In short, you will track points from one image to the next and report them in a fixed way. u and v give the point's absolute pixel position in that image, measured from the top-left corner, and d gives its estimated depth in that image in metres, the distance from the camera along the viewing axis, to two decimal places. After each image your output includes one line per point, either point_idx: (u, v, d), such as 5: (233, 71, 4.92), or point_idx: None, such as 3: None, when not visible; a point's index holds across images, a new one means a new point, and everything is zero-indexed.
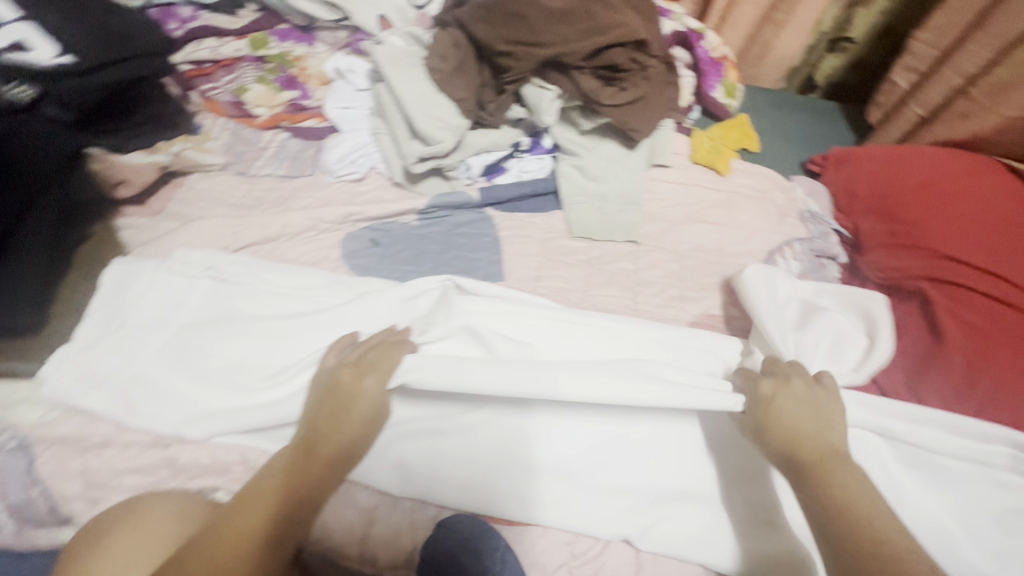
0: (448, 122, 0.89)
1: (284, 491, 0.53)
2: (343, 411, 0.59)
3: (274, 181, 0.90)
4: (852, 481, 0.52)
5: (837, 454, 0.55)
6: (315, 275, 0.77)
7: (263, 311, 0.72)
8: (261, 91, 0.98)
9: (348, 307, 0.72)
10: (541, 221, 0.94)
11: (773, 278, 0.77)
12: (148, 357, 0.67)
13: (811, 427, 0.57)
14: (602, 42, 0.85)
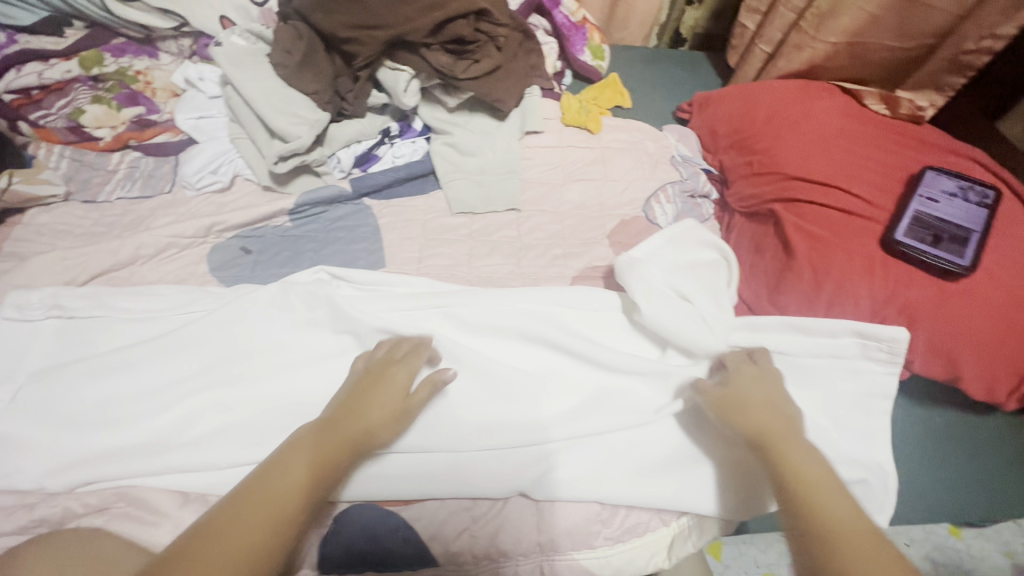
0: (305, 117, 0.87)
1: (312, 465, 0.54)
2: (374, 394, 0.61)
3: (127, 204, 0.85)
4: (798, 453, 0.55)
5: (793, 430, 0.58)
6: (178, 293, 0.73)
7: (123, 340, 0.68)
8: (100, 111, 0.92)
9: (215, 317, 0.69)
10: (421, 203, 0.94)
11: (641, 269, 0.72)
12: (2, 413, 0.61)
13: (772, 407, 0.60)
14: (441, 16, 0.85)
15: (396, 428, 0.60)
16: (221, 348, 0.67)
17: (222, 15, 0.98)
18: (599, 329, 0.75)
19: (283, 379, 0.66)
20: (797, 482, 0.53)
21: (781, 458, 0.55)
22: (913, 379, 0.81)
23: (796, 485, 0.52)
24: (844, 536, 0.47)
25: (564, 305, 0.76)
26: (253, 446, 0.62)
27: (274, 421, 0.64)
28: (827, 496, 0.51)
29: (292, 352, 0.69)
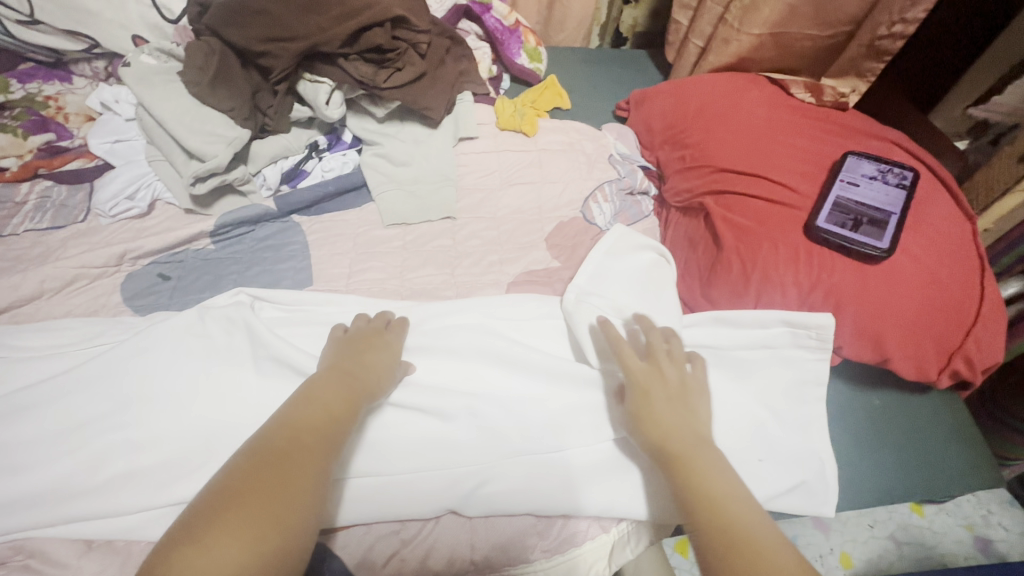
0: (221, 135, 0.84)
1: (342, 400, 0.55)
2: (375, 351, 0.64)
3: (35, 236, 0.81)
4: (712, 475, 0.51)
5: (706, 451, 0.53)
6: (86, 327, 0.69)
7: (18, 382, 0.63)
8: (5, 140, 0.87)
9: (122, 350, 0.65)
10: (353, 216, 0.91)
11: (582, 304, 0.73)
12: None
13: (688, 426, 0.55)
14: (355, 26, 0.83)
15: (395, 380, 0.64)
16: (129, 385, 0.63)
17: (134, 34, 0.94)
18: (535, 337, 0.74)
19: (197, 412, 0.62)
20: (709, 507, 0.48)
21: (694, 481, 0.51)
22: (850, 363, 0.82)
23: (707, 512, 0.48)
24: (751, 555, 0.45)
25: (498, 318, 0.75)
26: (162, 486, 0.58)
27: (183, 457, 0.60)
28: (737, 516, 0.48)
29: (210, 385, 0.64)
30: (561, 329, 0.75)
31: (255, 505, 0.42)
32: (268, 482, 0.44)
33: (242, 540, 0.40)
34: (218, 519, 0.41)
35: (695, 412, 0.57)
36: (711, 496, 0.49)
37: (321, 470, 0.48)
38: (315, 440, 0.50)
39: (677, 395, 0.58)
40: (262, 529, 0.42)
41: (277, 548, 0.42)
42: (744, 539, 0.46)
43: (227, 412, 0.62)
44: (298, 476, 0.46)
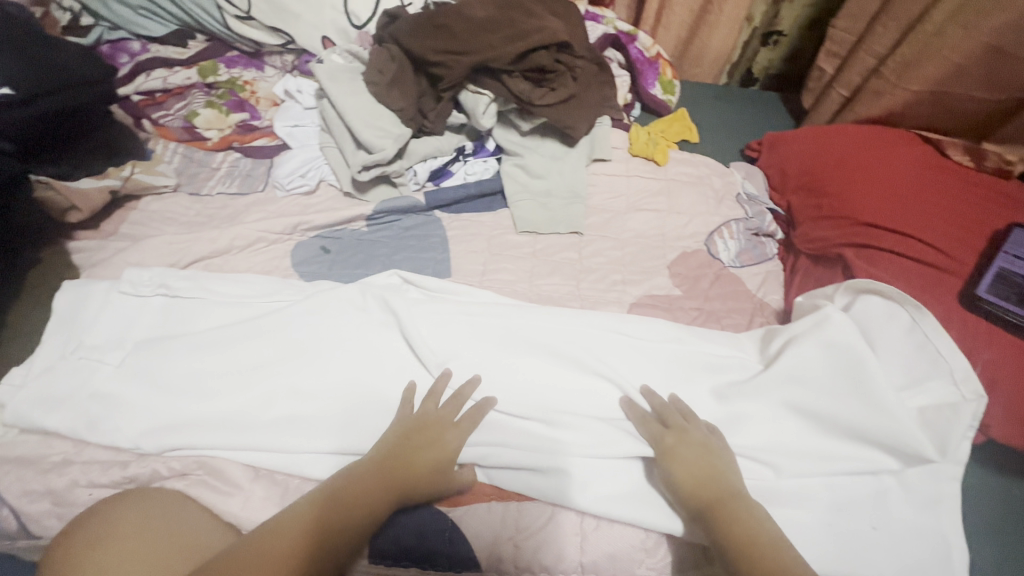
0: (390, 131, 0.94)
1: (354, 505, 0.57)
2: (427, 449, 0.63)
3: (226, 199, 0.93)
4: (745, 518, 0.58)
5: (736, 491, 0.60)
6: (264, 282, 0.77)
7: (213, 322, 0.72)
8: (211, 115, 1.01)
9: (298, 308, 0.73)
10: (488, 219, 0.98)
11: (759, 388, 0.71)
12: (105, 376, 0.65)
13: (704, 468, 0.62)
14: (524, 46, 0.90)
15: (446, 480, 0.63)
16: (293, 338, 0.71)
17: (324, 36, 1.07)
18: (657, 360, 0.75)
19: (346, 372, 0.69)
20: (746, 545, 0.56)
21: (728, 527, 0.57)
22: (985, 444, 0.77)
23: (744, 555, 0.55)
24: None
25: (623, 334, 0.77)
26: (323, 432, 0.65)
27: (342, 409, 0.67)
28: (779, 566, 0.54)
29: (362, 349, 0.71)
30: (680, 358, 0.76)
31: None
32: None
33: None
34: None
35: (725, 465, 0.63)
36: (743, 528, 0.57)
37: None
38: (288, 557, 0.52)
39: (699, 446, 0.64)
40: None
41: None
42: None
43: (372, 379, 0.69)
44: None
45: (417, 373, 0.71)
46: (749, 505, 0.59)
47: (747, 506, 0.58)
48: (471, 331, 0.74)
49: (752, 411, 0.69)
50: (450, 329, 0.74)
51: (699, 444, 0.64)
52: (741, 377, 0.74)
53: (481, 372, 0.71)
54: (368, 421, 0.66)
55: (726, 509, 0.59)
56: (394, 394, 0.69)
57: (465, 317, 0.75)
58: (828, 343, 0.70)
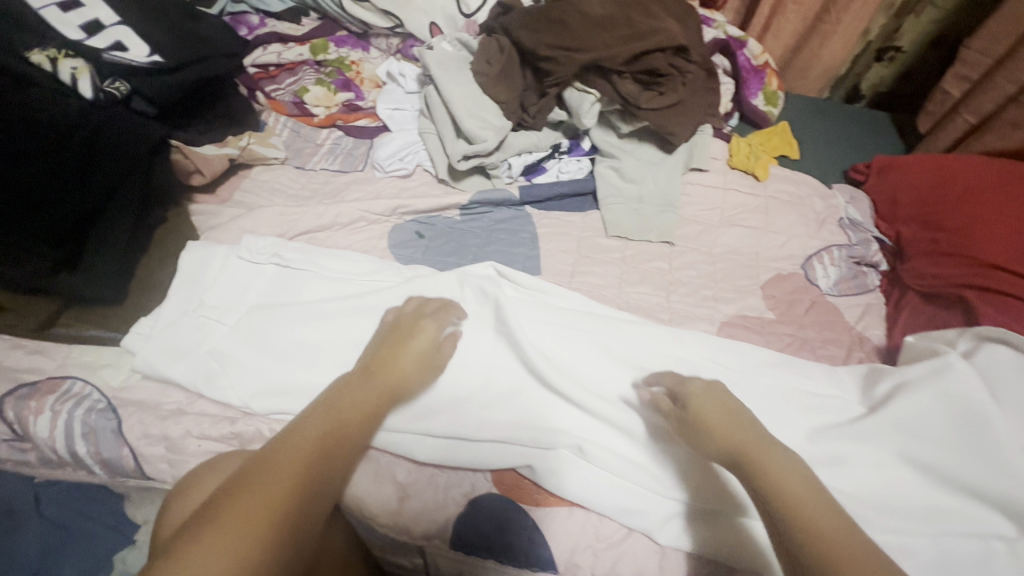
0: (492, 123, 0.95)
1: (357, 411, 0.56)
2: (409, 341, 0.65)
3: (328, 175, 0.96)
4: (778, 462, 0.52)
5: (767, 438, 0.55)
6: (366, 261, 0.80)
7: (319, 294, 0.75)
8: (320, 92, 1.05)
9: (400, 291, 0.75)
10: (579, 220, 0.97)
11: (865, 434, 0.68)
12: (223, 336, 0.69)
13: (722, 411, 0.58)
14: (640, 47, 0.88)
15: (427, 375, 0.65)
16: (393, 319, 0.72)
17: (432, 21, 1.08)
18: (750, 392, 0.74)
19: (446, 362, 0.71)
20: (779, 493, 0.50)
21: (758, 473, 0.52)
22: None
23: (782, 507, 0.49)
24: (828, 534, 0.46)
25: (714, 364, 0.77)
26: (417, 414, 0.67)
27: (437, 395, 0.68)
28: (816, 515, 0.47)
29: (461, 341, 0.72)
30: (776, 392, 0.74)
31: (237, 528, 0.42)
32: (241, 506, 0.43)
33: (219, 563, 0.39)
34: (194, 540, 0.40)
35: (741, 409, 0.59)
36: (776, 476, 0.50)
37: (301, 487, 0.47)
38: (303, 466, 0.48)
39: (719, 395, 0.61)
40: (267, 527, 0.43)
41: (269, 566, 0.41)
42: (812, 520, 0.47)
43: (467, 372, 0.70)
44: (284, 503, 0.45)
45: (507, 368, 0.71)
46: (782, 453, 0.53)
47: (779, 448, 0.53)
48: (565, 337, 0.75)
49: (855, 452, 0.67)
50: (547, 332, 0.75)
51: (704, 391, 0.61)
52: (839, 419, 0.71)
53: (570, 376, 0.71)
54: (464, 410, 0.68)
55: (755, 458, 0.53)
56: (490, 389, 0.70)
57: (561, 322, 0.76)
58: (946, 394, 0.67)
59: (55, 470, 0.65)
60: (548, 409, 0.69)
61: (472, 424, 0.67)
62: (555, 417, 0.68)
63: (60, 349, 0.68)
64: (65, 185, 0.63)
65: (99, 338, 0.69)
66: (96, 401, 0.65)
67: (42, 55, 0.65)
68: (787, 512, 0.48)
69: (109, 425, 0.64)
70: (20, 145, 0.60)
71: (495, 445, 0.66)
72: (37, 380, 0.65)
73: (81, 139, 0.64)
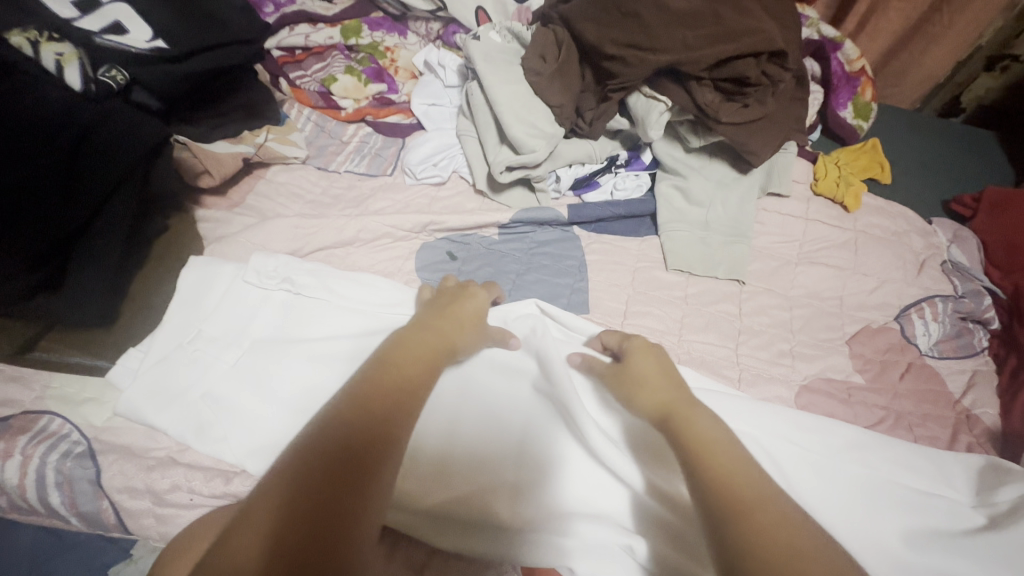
0: (543, 130, 0.82)
1: (421, 361, 0.52)
2: (460, 304, 0.62)
3: (353, 179, 0.85)
4: (702, 424, 0.49)
5: (694, 402, 0.53)
6: (391, 290, 0.67)
7: (334, 330, 0.64)
8: (349, 82, 0.94)
9: None
10: (634, 246, 0.84)
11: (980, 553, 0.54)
12: (220, 375, 0.60)
13: (658, 381, 0.56)
14: (729, 51, 0.74)
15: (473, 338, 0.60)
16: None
17: (479, 7, 0.96)
18: (839, 475, 0.61)
19: (474, 420, 0.60)
20: (698, 448, 0.47)
21: (680, 431, 0.50)
22: None
23: (694, 457, 0.47)
24: (747, 499, 0.43)
25: (793, 443, 0.64)
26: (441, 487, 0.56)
27: (458, 463, 0.57)
28: (726, 465, 0.45)
29: (494, 393, 0.62)
30: (860, 485, 0.61)
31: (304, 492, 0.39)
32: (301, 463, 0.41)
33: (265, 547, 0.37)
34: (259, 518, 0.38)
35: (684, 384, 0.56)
36: (688, 433, 0.49)
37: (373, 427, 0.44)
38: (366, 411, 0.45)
39: (658, 356, 0.59)
40: (283, 526, 0.38)
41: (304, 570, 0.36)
42: (725, 473, 0.45)
43: (495, 435, 0.59)
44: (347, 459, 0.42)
45: (542, 428, 0.60)
46: (711, 418, 0.51)
47: (708, 413, 0.51)
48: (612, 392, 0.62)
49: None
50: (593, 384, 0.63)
51: (642, 350, 0.60)
52: (952, 527, 0.57)
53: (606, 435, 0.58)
54: (491, 482, 0.56)
55: (682, 421, 0.51)
56: (519, 456, 0.58)
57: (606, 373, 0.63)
58: None
59: (29, 516, 0.57)
60: (586, 487, 0.57)
61: (500, 504, 0.55)
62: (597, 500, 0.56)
63: (40, 377, 0.60)
64: (46, 196, 0.54)
65: (87, 368, 0.61)
66: (75, 444, 0.56)
67: (22, 36, 0.56)
68: (699, 461, 0.46)
69: (86, 474, 0.55)
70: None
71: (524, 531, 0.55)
72: (10, 416, 0.57)
73: (65, 140, 0.55)
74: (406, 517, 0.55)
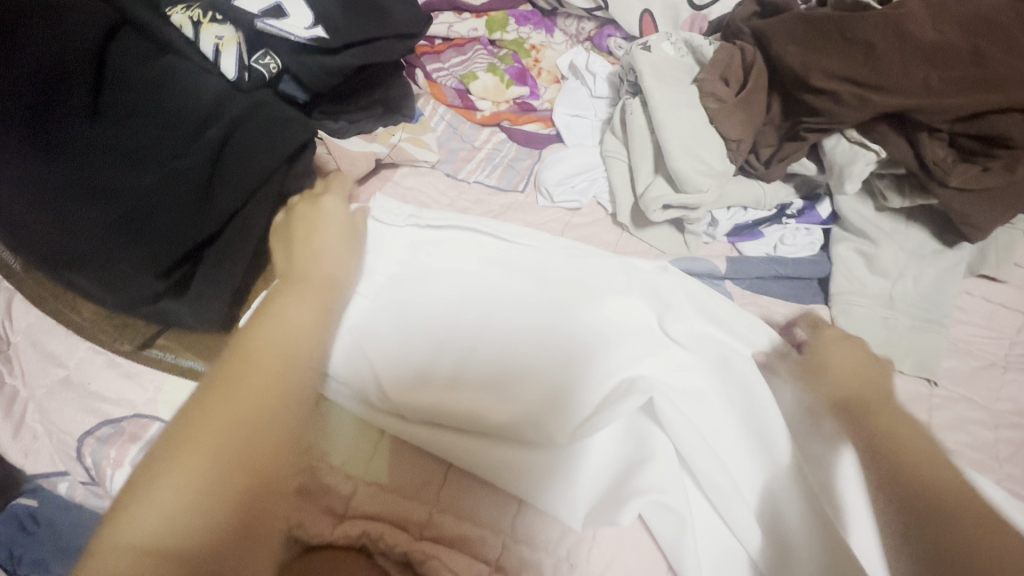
0: (712, 166, 0.70)
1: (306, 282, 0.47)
2: (318, 226, 0.52)
3: (482, 192, 0.76)
4: (896, 422, 0.49)
5: (885, 395, 0.53)
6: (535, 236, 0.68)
7: (459, 270, 0.65)
8: (490, 81, 0.85)
9: (556, 275, 0.65)
10: (798, 316, 0.71)
11: None
12: (362, 311, 0.61)
13: (853, 378, 0.54)
14: (986, 100, 0.60)
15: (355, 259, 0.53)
16: (515, 298, 0.63)
17: (645, 10, 0.85)
18: None
19: (545, 361, 0.59)
20: (897, 449, 0.47)
21: (882, 424, 0.49)
22: None
23: (892, 459, 0.46)
24: (942, 492, 0.43)
25: None
26: (526, 420, 0.55)
27: (547, 401, 0.56)
28: (912, 447, 0.47)
29: (581, 322, 0.62)
30: None
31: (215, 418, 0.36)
32: (219, 401, 0.36)
33: (177, 497, 0.33)
34: (175, 450, 0.35)
35: (876, 370, 0.55)
36: (896, 426, 0.49)
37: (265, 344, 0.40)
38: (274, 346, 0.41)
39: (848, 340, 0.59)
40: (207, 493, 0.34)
41: (249, 479, 0.35)
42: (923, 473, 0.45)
43: (568, 377, 0.58)
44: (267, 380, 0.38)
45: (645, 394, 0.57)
46: (903, 414, 0.50)
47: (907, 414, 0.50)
48: (702, 341, 0.61)
49: None
50: (676, 330, 0.62)
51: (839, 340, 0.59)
52: None
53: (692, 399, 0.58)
54: (566, 419, 0.55)
55: (876, 415, 0.50)
56: (602, 388, 0.57)
57: (686, 322, 0.62)
58: None
59: None
60: (689, 442, 0.53)
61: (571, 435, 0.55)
62: (686, 446, 0.53)
63: (153, 377, 0.55)
64: (181, 198, 0.50)
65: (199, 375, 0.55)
66: None
67: (185, 15, 0.54)
68: (897, 462, 0.46)
69: None
70: (132, 144, 0.50)
71: (610, 462, 0.56)
72: (121, 419, 0.53)
73: (207, 140, 0.52)
74: (477, 448, 0.54)
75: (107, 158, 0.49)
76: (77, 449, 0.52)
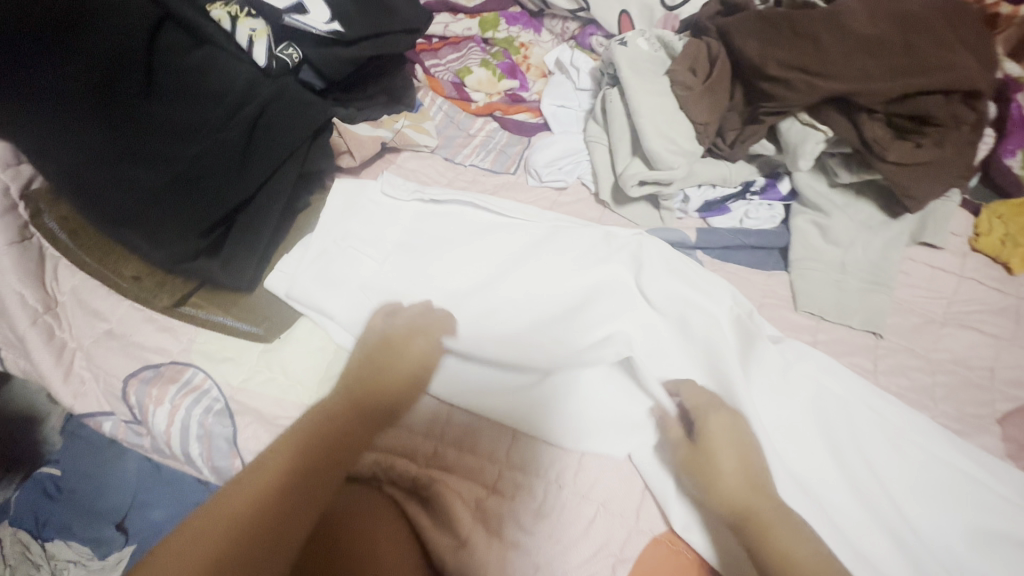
0: (682, 147, 0.79)
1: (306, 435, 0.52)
2: (401, 360, 0.61)
3: (477, 173, 0.84)
4: (785, 532, 0.50)
5: (775, 499, 0.53)
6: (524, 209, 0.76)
7: (458, 234, 0.72)
8: (483, 75, 0.94)
9: (544, 242, 0.72)
10: (761, 280, 0.79)
11: None
12: (372, 270, 0.68)
13: (745, 471, 0.54)
14: (918, 84, 0.69)
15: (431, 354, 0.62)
16: (506, 260, 0.71)
17: (623, 10, 0.94)
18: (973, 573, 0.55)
19: (532, 316, 0.67)
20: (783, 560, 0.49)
21: (766, 533, 0.50)
22: None
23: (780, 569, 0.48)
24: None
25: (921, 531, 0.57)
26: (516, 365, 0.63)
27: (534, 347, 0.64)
28: (785, 537, 0.50)
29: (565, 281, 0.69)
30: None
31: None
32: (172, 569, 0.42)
33: None
34: None
35: (754, 449, 0.56)
36: (781, 531, 0.50)
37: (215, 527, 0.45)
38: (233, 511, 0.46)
39: (739, 440, 0.56)
40: None
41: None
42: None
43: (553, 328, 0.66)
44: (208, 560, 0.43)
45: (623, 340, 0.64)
46: (788, 515, 0.51)
47: (792, 520, 0.51)
48: (672, 298, 0.69)
49: None
50: (651, 287, 0.69)
51: (724, 423, 0.57)
52: None
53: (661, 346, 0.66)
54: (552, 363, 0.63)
55: (763, 529, 0.51)
56: (585, 337, 0.65)
57: (660, 280, 0.70)
58: None
59: (166, 455, 0.62)
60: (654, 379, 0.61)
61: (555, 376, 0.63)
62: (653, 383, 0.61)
63: (187, 330, 0.63)
64: (218, 167, 0.58)
65: (230, 327, 0.62)
66: (214, 400, 0.59)
67: (224, 11, 0.62)
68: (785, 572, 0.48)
69: (225, 430, 0.58)
70: (175, 121, 0.58)
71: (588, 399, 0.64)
72: (161, 364, 0.61)
73: (241, 118, 0.59)
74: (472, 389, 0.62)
75: (154, 131, 0.57)
76: (121, 390, 0.60)
